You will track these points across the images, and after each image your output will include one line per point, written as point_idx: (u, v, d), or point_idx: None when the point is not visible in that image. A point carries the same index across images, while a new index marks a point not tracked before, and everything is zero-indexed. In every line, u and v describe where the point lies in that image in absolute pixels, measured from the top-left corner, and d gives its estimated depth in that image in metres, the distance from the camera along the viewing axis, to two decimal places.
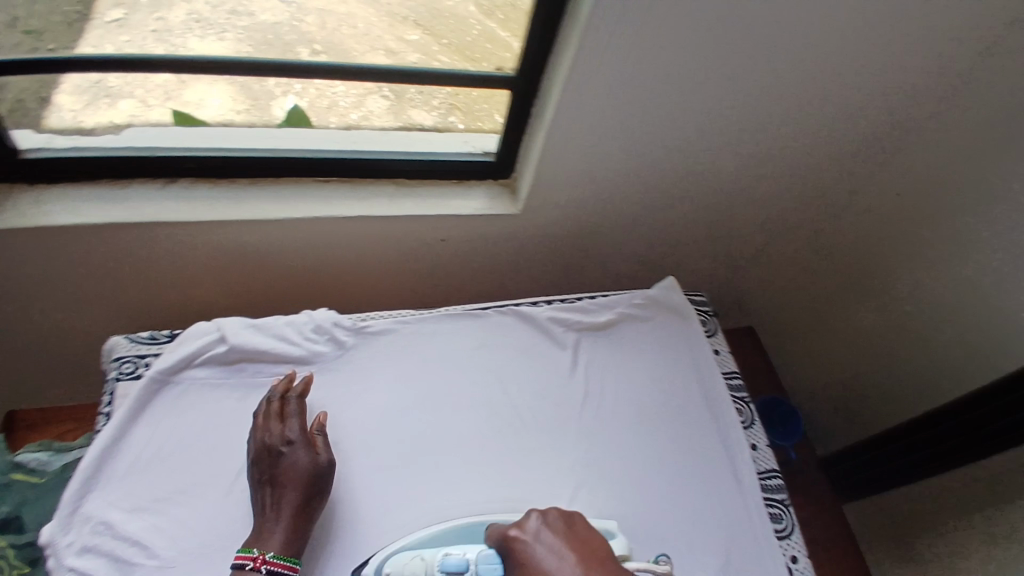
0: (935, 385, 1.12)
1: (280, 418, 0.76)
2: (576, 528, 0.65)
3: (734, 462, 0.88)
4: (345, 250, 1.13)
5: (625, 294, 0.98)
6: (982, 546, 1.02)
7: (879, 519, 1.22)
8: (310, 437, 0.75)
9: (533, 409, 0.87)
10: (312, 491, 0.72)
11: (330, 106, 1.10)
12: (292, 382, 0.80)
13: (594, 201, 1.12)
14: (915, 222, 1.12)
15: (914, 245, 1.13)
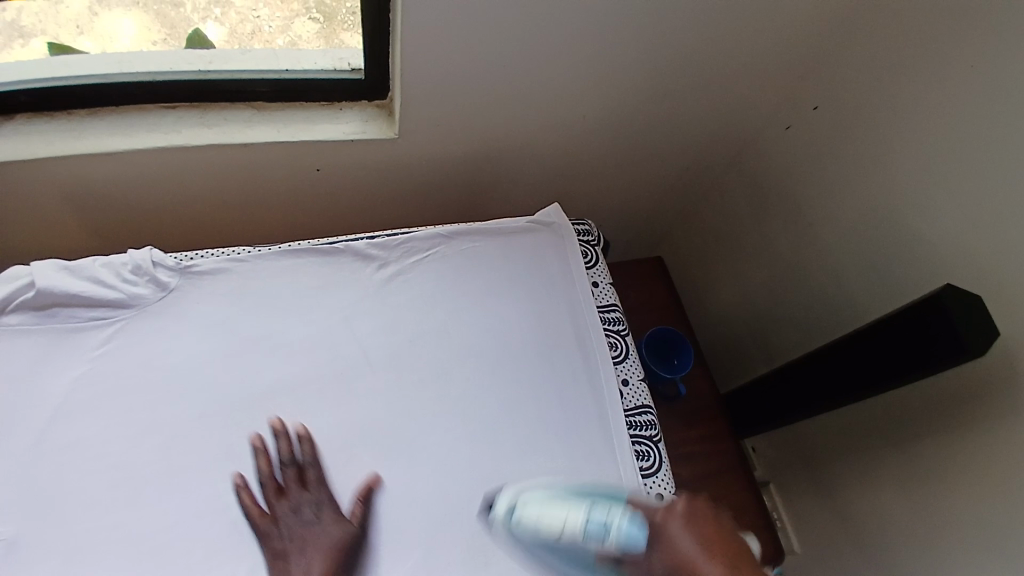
0: (840, 314, 1.03)
1: (283, 491, 0.70)
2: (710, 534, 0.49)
3: (601, 400, 0.83)
4: (207, 184, 1.03)
5: (498, 220, 0.92)
6: (882, 481, 0.97)
7: (791, 448, 1.19)
8: (326, 500, 0.70)
9: (379, 352, 0.80)
10: (339, 556, 0.66)
11: (253, 32, 0.98)
12: (303, 443, 0.73)
13: (478, 122, 1.01)
14: (828, 134, 0.98)
15: (821, 157, 1.00)
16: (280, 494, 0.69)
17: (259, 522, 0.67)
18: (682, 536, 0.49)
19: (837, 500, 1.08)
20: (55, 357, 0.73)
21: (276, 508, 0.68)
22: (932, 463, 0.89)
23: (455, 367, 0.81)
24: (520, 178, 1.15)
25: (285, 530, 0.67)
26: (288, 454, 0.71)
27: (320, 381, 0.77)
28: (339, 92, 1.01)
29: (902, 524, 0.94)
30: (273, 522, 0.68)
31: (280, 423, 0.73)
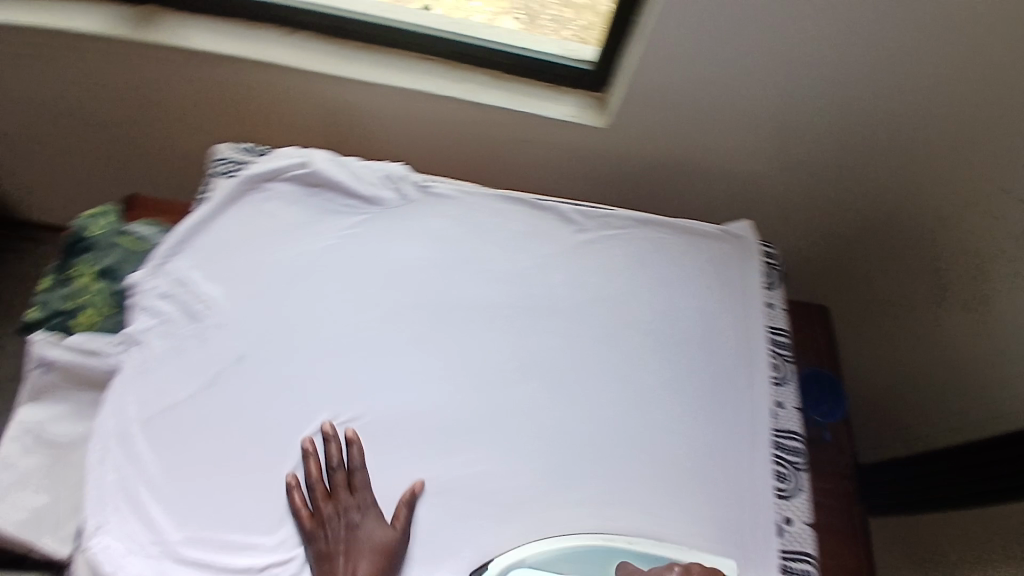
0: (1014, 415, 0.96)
1: (330, 495, 0.74)
2: None
3: (750, 410, 0.86)
4: (428, 131, 1.14)
5: (692, 220, 0.96)
6: None
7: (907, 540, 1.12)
8: (372, 508, 0.73)
9: (558, 304, 0.88)
10: (387, 557, 0.70)
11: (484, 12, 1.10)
12: (348, 448, 0.76)
13: (682, 129, 1.07)
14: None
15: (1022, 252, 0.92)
16: (326, 497, 0.73)
17: (302, 522, 0.71)
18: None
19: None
20: (311, 228, 0.86)
21: (321, 507, 0.72)
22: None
23: (625, 338, 0.87)
24: (702, 198, 1.18)
25: (330, 534, 0.71)
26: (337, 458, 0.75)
27: (505, 313, 0.86)
28: (568, 78, 1.09)
29: None
30: (320, 525, 0.72)
31: (331, 427, 0.76)
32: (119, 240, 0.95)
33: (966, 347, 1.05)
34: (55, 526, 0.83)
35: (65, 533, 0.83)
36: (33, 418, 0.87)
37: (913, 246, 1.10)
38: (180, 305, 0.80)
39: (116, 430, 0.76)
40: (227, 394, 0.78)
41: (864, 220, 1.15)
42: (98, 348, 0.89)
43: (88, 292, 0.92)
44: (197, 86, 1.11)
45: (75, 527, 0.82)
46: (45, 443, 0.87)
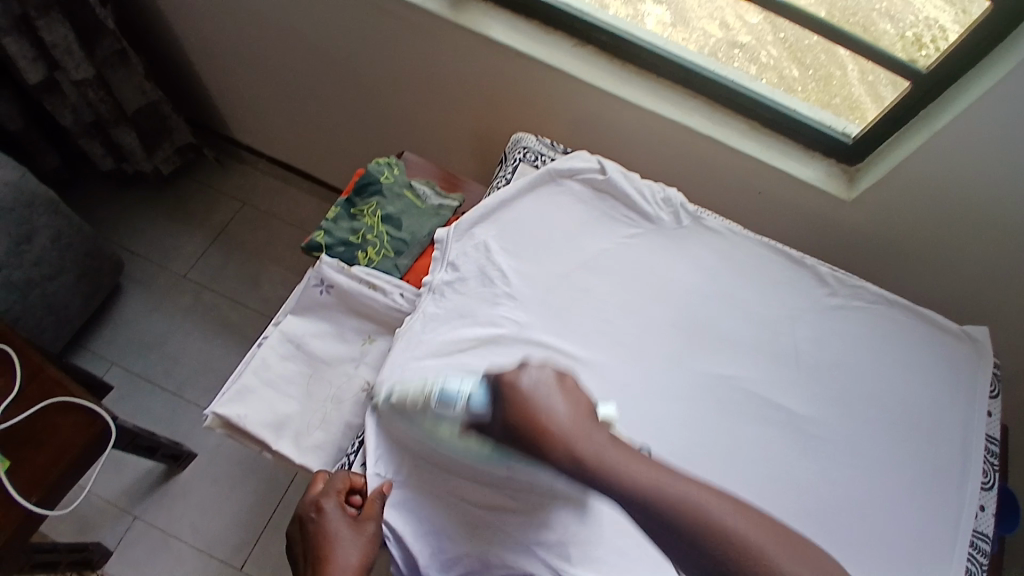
0: None
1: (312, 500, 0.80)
2: (567, 386, 0.69)
3: (958, 507, 0.89)
4: (675, 158, 1.25)
5: (931, 312, 0.99)
6: None
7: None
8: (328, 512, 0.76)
9: (804, 357, 0.92)
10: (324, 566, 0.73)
11: (757, 62, 1.16)
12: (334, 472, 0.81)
13: (923, 219, 1.13)
14: None
15: None
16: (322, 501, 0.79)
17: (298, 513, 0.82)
18: (536, 384, 0.67)
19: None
20: (596, 228, 0.94)
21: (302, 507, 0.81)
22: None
23: (857, 406, 0.91)
24: (923, 286, 1.24)
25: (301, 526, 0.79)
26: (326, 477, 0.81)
27: (752, 352, 0.90)
28: (821, 144, 1.16)
29: None
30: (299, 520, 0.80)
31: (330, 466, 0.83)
32: (404, 191, 1.03)
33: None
34: (310, 433, 0.88)
35: (311, 441, 0.88)
36: (302, 329, 0.93)
37: None
38: (477, 264, 0.88)
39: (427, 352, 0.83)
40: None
41: None
42: (376, 284, 0.93)
43: (374, 232, 0.98)
44: (487, 70, 1.27)
45: (320, 439, 0.87)
46: (305, 354, 0.92)
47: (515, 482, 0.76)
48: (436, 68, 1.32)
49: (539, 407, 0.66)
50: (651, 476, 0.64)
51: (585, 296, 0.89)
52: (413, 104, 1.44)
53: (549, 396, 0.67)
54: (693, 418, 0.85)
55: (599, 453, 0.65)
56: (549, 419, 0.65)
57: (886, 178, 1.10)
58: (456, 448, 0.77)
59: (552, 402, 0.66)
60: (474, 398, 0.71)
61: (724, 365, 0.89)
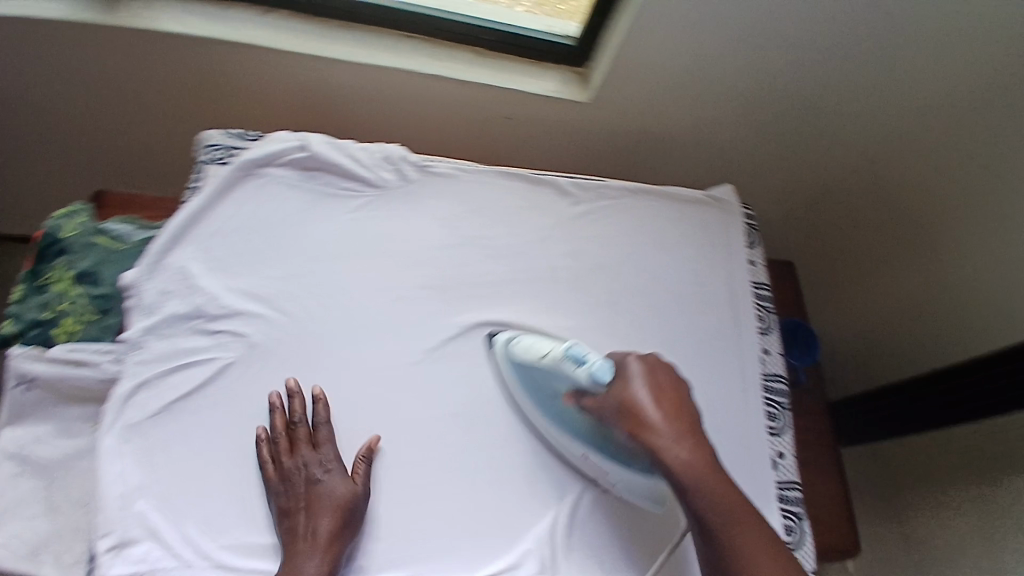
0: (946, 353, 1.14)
1: (292, 449, 0.74)
2: (671, 387, 0.70)
3: (744, 360, 0.94)
4: (414, 109, 1.17)
5: (671, 188, 1.03)
6: (972, 506, 1.06)
7: (885, 467, 1.27)
8: (334, 463, 0.74)
9: (567, 274, 0.92)
10: (344, 516, 0.71)
11: None
12: (299, 407, 0.77)
13: (661, 104, 1.13)
14: (976, 196, 1.05)
15: (962, 213, 1.08)
16: (288, 451, 0.74)
17: (269, 472, 0.73)
18: (637, 381, 0.69)
19: (926, 528, 1.17)
20: (312, 211, 0.85)
21: (285, 461, 0.73)
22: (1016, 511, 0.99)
23: (628, 301, 0.93)
24: (688, 165, 1.26)
25: (291, 487, 0.72)
26: (294, 412, 0.76)
27: (514, 286, 0.89)
28: (549, 53, 1.13)
29: (986, 558, 1.02)
30: (280, 474, 0.72)
31: (288, 388, 0.77)
32: (95, 239, 0.90)
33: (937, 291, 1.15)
34: (66, 552, 0.76)
35: (72, 556, 0.76)
36: (13, 440, 0.79)
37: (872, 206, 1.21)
38: (180, 298, 0.79)
39: (143, 418, 0.75)
40: (241, 389, 0.77)
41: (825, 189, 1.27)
42: (83, 359, 0.81)
43: (67, 298, 0.85)
44: (174, 74, 1.07)
45: (81, 550, 0.76)
46: (30, 467, 0.79)
47: (591, 469, 0.78)
48: (111, 91, 1.09)
49: (635, 402, 0.68)
50: (710, 477, 0.66)
51: (323, 289, 0.82)
52: (111, 137, 1.21)
53: (647, 392, 0.69)
54: (468, 376, 0.83)
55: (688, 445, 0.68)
56: (644, 409, 0.68)
57: (612, 76, 1.08)
58: (565, 420, 0.77)
59: (649, 397, 0.68)
60: (597, 372, 0.71)
61: (491, 311, 0.87)
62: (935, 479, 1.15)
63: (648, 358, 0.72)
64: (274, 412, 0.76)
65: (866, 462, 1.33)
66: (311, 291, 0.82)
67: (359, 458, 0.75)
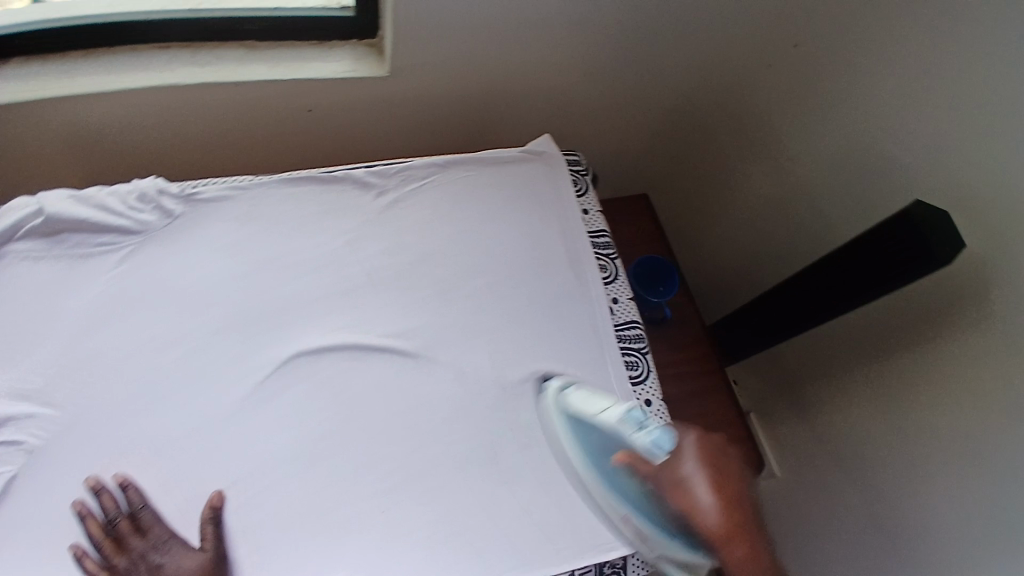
0: (807, 249, 1.13)
1: (122, 545, 0.67)
2: (730, 452, 0.49)
3: (593, 316, 0.89)
4: (203, 126, 1.05)
5: (488, 151, 0.95)
6: (861, 391, 1.08)
7: (788, 371, 1.27)
8: (174, 539, 0.68)
9: (385, 273, 0.85)
10: None
11: None
12: (113, 496, 0.68)
13: (466, 59, 1.05)
14: (807, 81, 1.06)
15: (798, 101, 1.08)
16: (118, 549, 0.67)
17: None
18: (693, 456, 0.49)
19: (826, 422, 1.17)
20: (69, 280, 0.77)
21: (118, 562, 0.66)
22: (902, 377, 0.99)
23: (458, 285, 0.87)
24: (520, 118, 1.20)
25: None
26: (109, 505, 0.67)
27: (325, 302, 0.81)
28: (331, 31, 1.03)
29: (879, 437, 1.05)
30: None
31: (94, 480, 0.68)
32: None
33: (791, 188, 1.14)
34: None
35: None
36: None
37: (724, 112, 1.23)
38: None
39: None
40: (26, 501, 0.68)
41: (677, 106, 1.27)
42: None
43: None
44: None
45: None
46: None
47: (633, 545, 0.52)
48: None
49: (691, 479, 0.47)
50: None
51: (103, 360, 0.74)
52: None
53: (705, 490, 0.47)
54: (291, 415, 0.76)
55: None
56: (718, 514, 0.45)
57: (400, 42, 0.98)
58: (622, 492, 0.52)
59: (705, 474, 0.47)
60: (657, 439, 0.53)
61: (305, 336, 0.79)
62: (830, 372, 1.16)
63: (718, 432, 0.51)
64: (84, 517, 0.67)
65: (767, 370, 1.34)
66: (87, 365, 0.73)
67: (203, 520, 0.69)
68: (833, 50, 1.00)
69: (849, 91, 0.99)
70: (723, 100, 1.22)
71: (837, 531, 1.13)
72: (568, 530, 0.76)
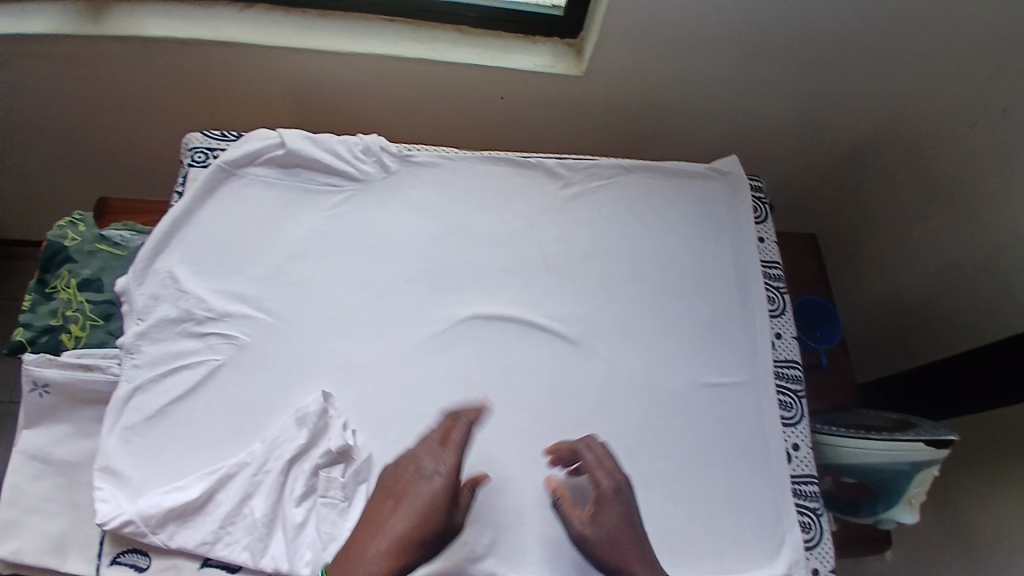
0: (992, 326, 1.04)
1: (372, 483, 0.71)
2: None
3: (753, 346, 0.88)
4: (407, 94, 1.14)
5: (676, 164, 0.96)
6: (1006, 496, 0.97)
7: None
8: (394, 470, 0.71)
9: (560, 259, 0.88)
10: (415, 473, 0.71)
11: None
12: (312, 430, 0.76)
13: (660, 71, 1.08)
14: (1012, 148, 0.97)
15: (997, 169, 1.00)
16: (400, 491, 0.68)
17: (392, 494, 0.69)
18: None
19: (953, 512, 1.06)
20: (295, 208, 0.85)
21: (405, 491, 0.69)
22: None
23: (625, 286, 0.88)
24: (691, 131, 1.21)
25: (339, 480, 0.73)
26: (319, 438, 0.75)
27: (504, 274, 0.86)
28: (538, 26, 1.09)
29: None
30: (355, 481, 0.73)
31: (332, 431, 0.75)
32: (97, 246, 0.93)
33: (971, 258, 1.07)
34: (90, 541, 0.80)
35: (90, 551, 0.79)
36: (36, 440, 0.82)
37: (910, 167, 1.16)
38: (171, 303, 0.79)
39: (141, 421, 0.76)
40: (234, 389, 0.77)
41: (860, 150, 1.21)
42: (92, 363, 0.84)
43: (72, 305, 0.88)
44: (160, 74, 1.07)
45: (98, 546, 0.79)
46: (53, 467, 0.82)
47: None
48: (103, 98, 1.10)
49: None
50: None
51: (308, 284, 0.82)
52: (112, 147, 1.20)
53: None
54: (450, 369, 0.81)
55: (626, 539, 0.68)
56: None
57: (602, 45, 1.03)
58: None
59: None
60: None
61: (479, 301, 0.84)
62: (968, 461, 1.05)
63: None
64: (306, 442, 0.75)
65: None
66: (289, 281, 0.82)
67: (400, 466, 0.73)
68: None
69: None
70: (910, 155, 1.16)
71: None
72: (688, 546, 0.77)
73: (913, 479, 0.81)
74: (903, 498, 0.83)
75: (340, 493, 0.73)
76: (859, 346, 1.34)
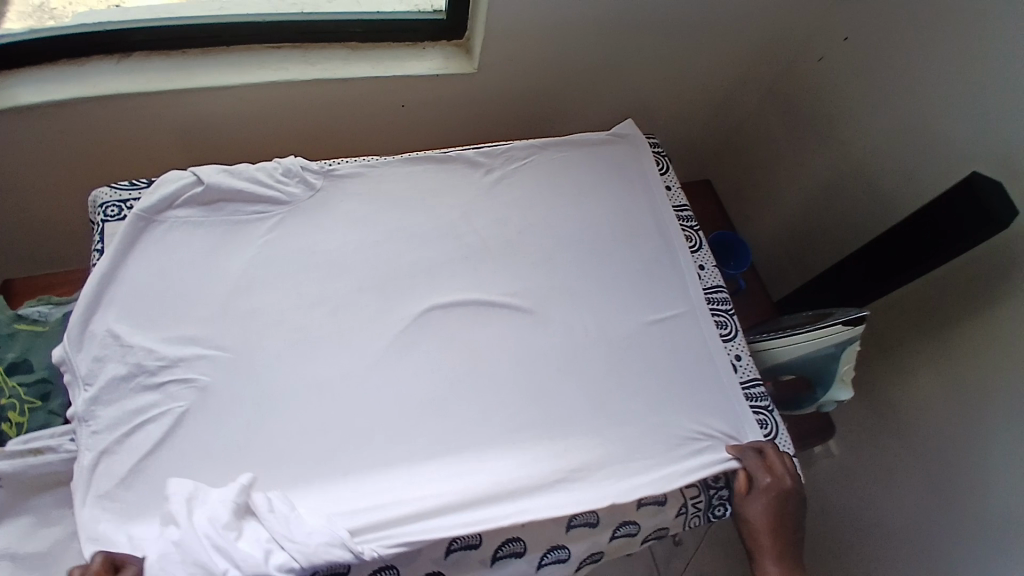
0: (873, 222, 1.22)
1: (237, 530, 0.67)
2: None
3: (683, 279, 0.97)
4: (310, 119, 1.15)
5: (580, 135, 1.04)
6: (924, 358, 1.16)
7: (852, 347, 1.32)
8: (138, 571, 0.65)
9: (500, 240, 0.93)
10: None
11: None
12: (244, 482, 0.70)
13: (544, 58, 1.18)
14: (858, 69, 1.19)
15: (852, 88, 1.21)
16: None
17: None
18: None
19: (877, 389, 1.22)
20: (228, 242, 0.84)
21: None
22: (968, 336, 1.07)
23: (564, 252, 0.95)
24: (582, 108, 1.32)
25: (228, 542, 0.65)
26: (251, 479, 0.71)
27: (452, 264, 0.90)
28: (423, 32, 1.14)
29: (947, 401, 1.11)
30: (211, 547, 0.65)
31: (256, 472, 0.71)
32: (16, 328, 0.87)
33: (844, 170, 1.26)
34: None
35: None
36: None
37: (783, 102, 1.36)
38: (116, 360, 0.76)
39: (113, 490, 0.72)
40: (205, 430, 0.75)
41: (729, 96, 1.39)
42: (42, 446, 0.79)
43: (4, 393, 0.82)
44: (38, 141, 1.01)
45: None
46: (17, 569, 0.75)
47: None
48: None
49: None
50: None
51: (261, 312, 0.81)
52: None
53: None
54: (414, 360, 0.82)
55: (762, 532, 0.80)
56: None
57: (488, 41, 1.10)
58: None
59: None
60: None
61: (434, 293, 0.88)
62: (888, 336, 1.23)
63: None
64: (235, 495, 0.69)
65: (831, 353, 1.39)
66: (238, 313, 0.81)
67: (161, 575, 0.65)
68: (881, 39, 1.13)
69: (899, 79, 1.12)
70: (780, 89, 1.36)
71: (905, 503, 1.20)
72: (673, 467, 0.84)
73: (841, 358, 0.91)
74: (836, 379, 0.92)
75: (286, 504, 0.69)
76: (768, 271, 1.51)
